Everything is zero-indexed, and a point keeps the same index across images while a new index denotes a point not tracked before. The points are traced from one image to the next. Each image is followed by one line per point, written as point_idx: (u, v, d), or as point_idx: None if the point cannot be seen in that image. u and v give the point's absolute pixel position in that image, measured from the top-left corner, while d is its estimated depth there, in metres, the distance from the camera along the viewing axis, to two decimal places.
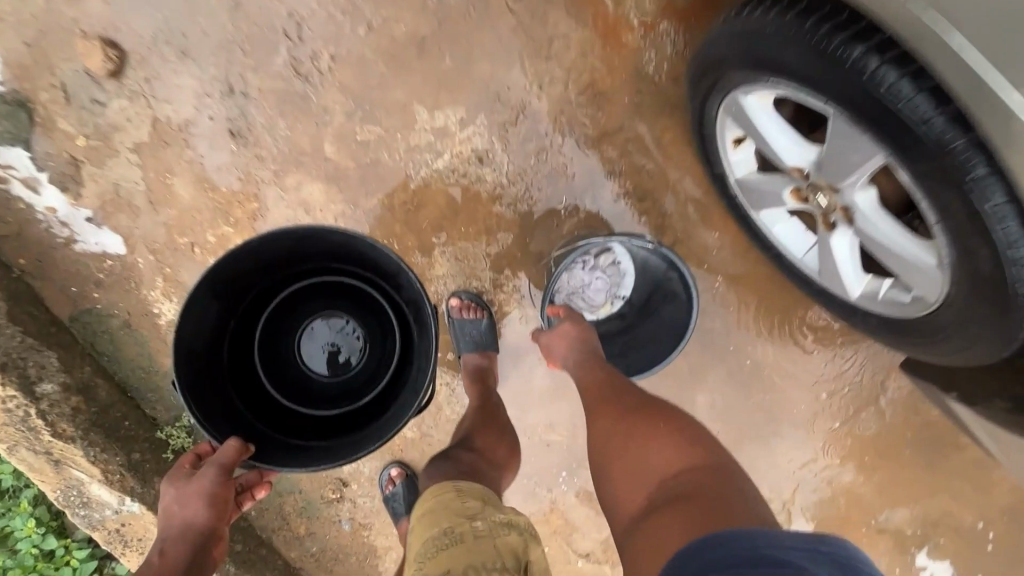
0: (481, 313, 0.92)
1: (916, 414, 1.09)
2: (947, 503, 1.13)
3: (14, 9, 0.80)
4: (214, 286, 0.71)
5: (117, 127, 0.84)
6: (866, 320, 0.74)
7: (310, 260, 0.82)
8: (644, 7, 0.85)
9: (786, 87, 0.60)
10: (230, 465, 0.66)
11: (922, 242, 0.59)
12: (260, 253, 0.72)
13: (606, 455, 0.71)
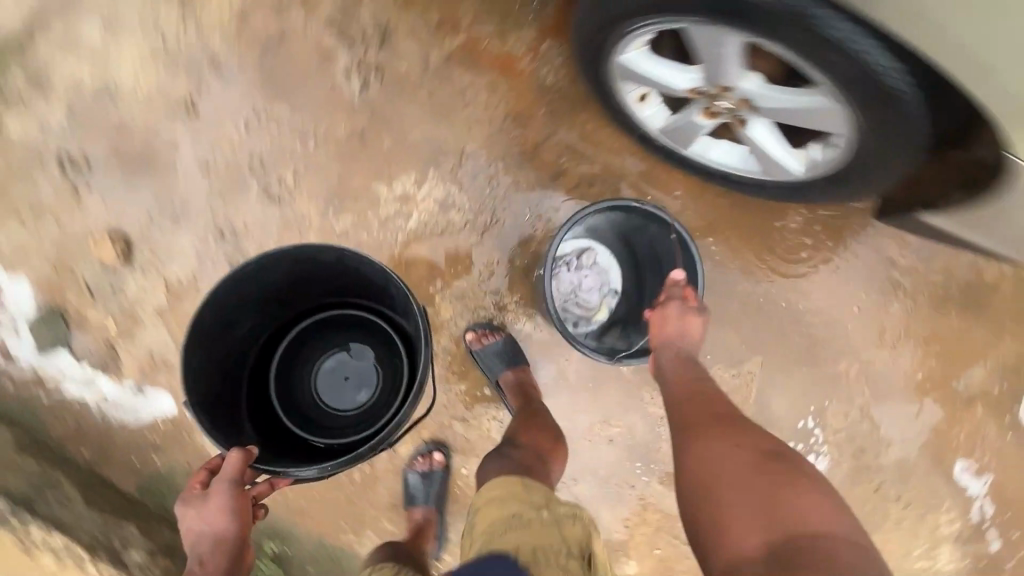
0: (497, 335, 0.98)
1: (939, 269, 1.10)
2: (1013, 346, 1.11)
3: (30, 240, 0.94)
4: (218, 322, 0.74)
5: (138, 301, 0.95)
6: (823, 185, 0.81)
7: (317, 291, 0.86)
8: (526, 36, 0.97)
9: (642, 25, 0.70)
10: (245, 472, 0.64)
11: (813, 91, 0.68)
12: (260, 281, 0.76)
13: (720, 474, 0.65)
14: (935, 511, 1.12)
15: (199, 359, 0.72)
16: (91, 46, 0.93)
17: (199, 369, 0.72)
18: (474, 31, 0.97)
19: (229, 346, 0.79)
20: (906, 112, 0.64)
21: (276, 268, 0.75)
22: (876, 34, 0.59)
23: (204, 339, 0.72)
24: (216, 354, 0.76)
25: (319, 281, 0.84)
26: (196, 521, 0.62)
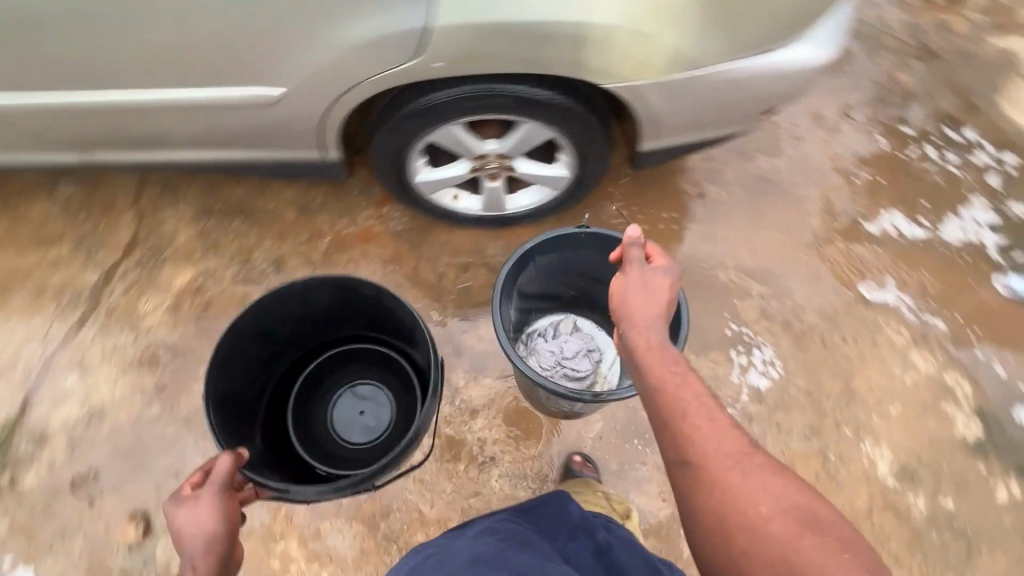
0: (592, 466, 1.16)
1: (732, 180, 1.44)
2: (815, 198, 1.44)
3: (64, 564, 1.07)
4: (265, 323, 1.00)
5: (169, 561, 1.07)
6: (588, 168, 1.14)
7: (352, 325, 1.15)
8: (368, 212, 1.34)
9: (410, 155, 1.08)
10: (230, 479, 0.72)
11: (520, 126, 1.03)
12: (305, 298, 1.02)
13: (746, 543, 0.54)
14: (880, 330, 1.29)
15: (241, 343, 0.97)
16: (73, 391, 1.19)
17: (233, 361, 0.97)
18: (333, 229, 1.33)
19: (263, 350, 1.05)
20: (570, 102, 0.96)
21: (321, 295, 1.02)
22: (510, 80, 0.92)
23: (252, 329, 0.98)
24: (252, 350, 1.02)
25: (361, 315, 1.10)
26: (183, 522, 0.65)
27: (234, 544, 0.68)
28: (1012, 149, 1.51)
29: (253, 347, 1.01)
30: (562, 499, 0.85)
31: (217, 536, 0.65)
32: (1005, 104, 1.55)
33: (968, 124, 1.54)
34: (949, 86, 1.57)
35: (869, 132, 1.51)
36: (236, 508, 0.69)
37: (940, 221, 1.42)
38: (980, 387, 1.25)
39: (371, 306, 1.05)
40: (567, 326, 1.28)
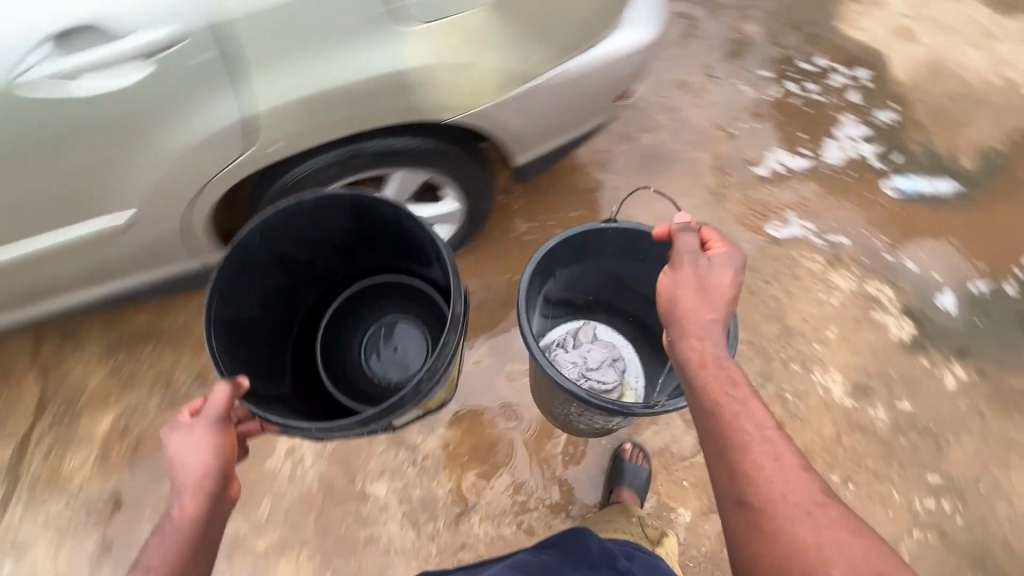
0: (642, 462, 1.15)
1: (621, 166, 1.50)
2: (703, 160, 1.51)
3: None
4: (282, 237, 0.94)
5: None
6: (475, 198, 1.15)
7: (375, 256, 1.11)
8: None
9: None
10: (225, 411, 0.67)
11: (393, 178, 1.03)
12: (317, 224, 0.96)
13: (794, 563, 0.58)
14: (798, 263, 1.34)
15: (252, 264, 0.92)
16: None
17: (241, 282, 0.92)
18: None
19: (276, 282, 1.02)
20: (433, 141, 0.96)
21: (338, 217, 0.95)
22: (366, 138, 0.92)
23: (266, 247, 0.93)
24: (268, 273, 0.98)
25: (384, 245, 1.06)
26: (175, 457, 0.62)
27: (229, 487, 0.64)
28: (862, 65, 1.62)
29: (267, 274, 0.98)
30: (581, 532, 0.91)
31: (209, 477, 0.61)
32: (843, 28, 1.67)
33: (817, 54, 1.64)
34: (790, 26, 1.68)
35: (733, 86, 1.60)
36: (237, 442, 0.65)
37: (820, 147, 1.50)
38: (901, 287, 1.31)
39: (386, 229, 1.00)
40: (580, 334, 1.26)
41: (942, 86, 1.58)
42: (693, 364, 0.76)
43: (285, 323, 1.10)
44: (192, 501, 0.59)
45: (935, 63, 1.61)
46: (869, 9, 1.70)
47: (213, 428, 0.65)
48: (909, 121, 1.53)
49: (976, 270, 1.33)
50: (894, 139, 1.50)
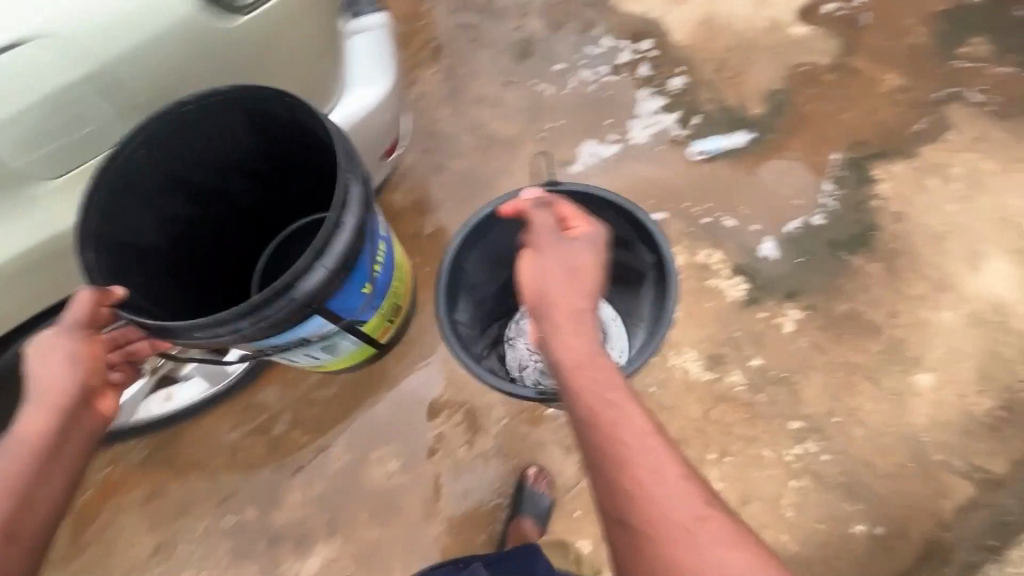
0: (547, 490, 1.16)
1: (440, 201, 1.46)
2: (516, 174, 1.49)
3: None
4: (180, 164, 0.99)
5: None
6: None
7: (291, 190, 1.16)
8: (103, 469, 1.22)
9: None
10: (86, 316, 0.81)
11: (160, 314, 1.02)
12: (213, 146, 1.01)
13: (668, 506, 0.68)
14: None
15: (144, 189, 0.96)
16: None
17: (146, 208, 0.99)
18: (81, 509, 1.21)
19: (189, 211, 1.07)
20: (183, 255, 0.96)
21: (238, 133, 1.00)
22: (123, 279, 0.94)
23: (160, 172, 0.97)
24: (173, 201, 1.03)
25: (304, 175, 1.12)
26: (38, 366, 0.78)
27: (90, 399, 0.81)
28: (643, 36, 1.65)
29: (173, 202, 1.03)
30: (534, 552, 0.94)
31: (59, 397, 0.77)
32: (617, 3, 1.70)
33: (601, 35, 1.65)
34: (569, 13, 1.68)
35: (530, 87, 1.58)
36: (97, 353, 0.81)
37: (625, 129, 1.52)
38: (727, 248, 1.35)
39: (293, 152, 1.05)
40: None
41: (718, 39, 1.64)
42: (568, 364, 0.82)
43: (217, 267, 1.19)
44: (43, 416, 0.76)
45: (707, 17, 1.68)
46: None
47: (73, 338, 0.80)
48: (697, 81, 1.58)
49: (789, 210, 1.39)
50: (688, 103, 1.55)
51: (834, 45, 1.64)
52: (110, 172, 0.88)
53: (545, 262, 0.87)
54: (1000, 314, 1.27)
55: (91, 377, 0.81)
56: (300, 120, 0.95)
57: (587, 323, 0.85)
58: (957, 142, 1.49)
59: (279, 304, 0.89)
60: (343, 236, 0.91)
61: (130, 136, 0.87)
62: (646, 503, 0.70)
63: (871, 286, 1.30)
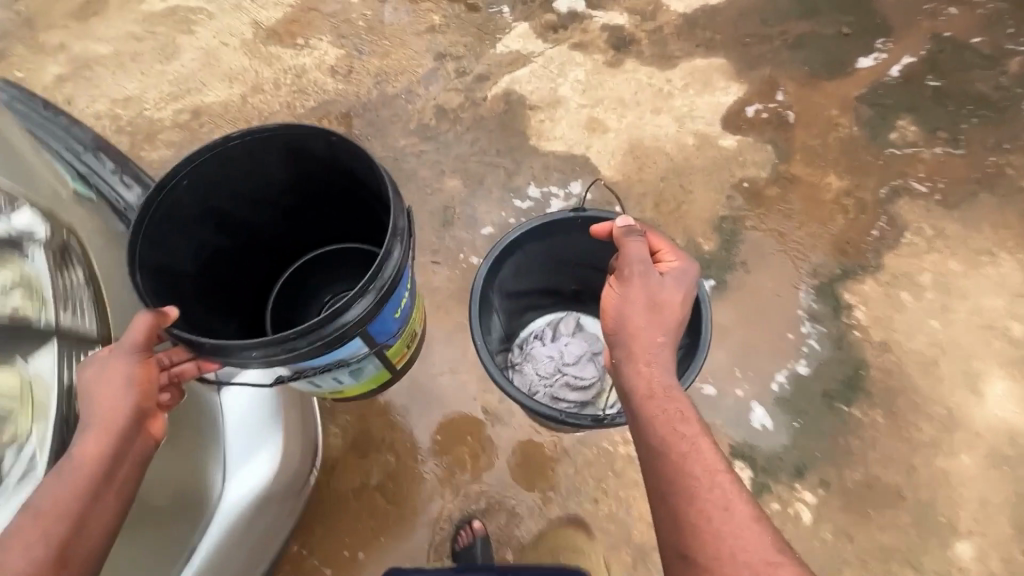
0: None
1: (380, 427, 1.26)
2: (463, 378, 1.31)
3: None
4: (206, 204, 1.14)
5: None
6: None
7: (312, 217, 1.35)
8: None
9: None
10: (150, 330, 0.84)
11: None
12: (250, 182, 1.17)
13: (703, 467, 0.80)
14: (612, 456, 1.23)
15: (182, 216, 1.10)
16: None
17: (178, 233, 1.11)
18: None
19: (216, 240, 1.22)
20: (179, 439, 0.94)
21: (272, 166, 1.17)
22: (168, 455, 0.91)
23: (197, 205, 1.12)
24: (207, 229, 1.18)
25: (320, 205, 1.31)
26: (93, 392, 0.78)
27: (141, 424, 0.81)
28: (570, 178, 1.53)
29: (204, 229, 1.17)
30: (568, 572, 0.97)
31: (113, 420, 0.77)
32: (535, 144, 1.58)
33: (526, 186, 1.52)
34: (486, 165, 1.55)
35: (460, 266, 1.43)
36: (153, 374, 0.83)
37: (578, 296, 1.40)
38: (717, 427, 1.20)
39: (314, 183, 1.24)
40: (558, 328, 1.47)
41: (649, 168, 1.53)
42: (643, 392, 0.89)
43: (237, 299, 1.34)
44: (97, 441, 0.75)
45: (633, 144, 1.57)
46: (551, 114, 1.62)
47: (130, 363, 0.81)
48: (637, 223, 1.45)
49: (769, 364, 1.26)
50: None
51: (767, 152, 1.55)
52: (157, 202, 1.04)
53: (633, 294, 0.94)
54: (1016, 446, 1.17)
55: (143, 402, 0.81)
56: (339, 155, 1.12)
57: (665, 359, 0.91)
58: (916, 243, 1.40)
59: (329, 327, 0.95)
60: (391, 263, 0.97)
61: (176, 170, 1.04)
62: (708, 519, 0.75)
63: (878, 440, 1.17)
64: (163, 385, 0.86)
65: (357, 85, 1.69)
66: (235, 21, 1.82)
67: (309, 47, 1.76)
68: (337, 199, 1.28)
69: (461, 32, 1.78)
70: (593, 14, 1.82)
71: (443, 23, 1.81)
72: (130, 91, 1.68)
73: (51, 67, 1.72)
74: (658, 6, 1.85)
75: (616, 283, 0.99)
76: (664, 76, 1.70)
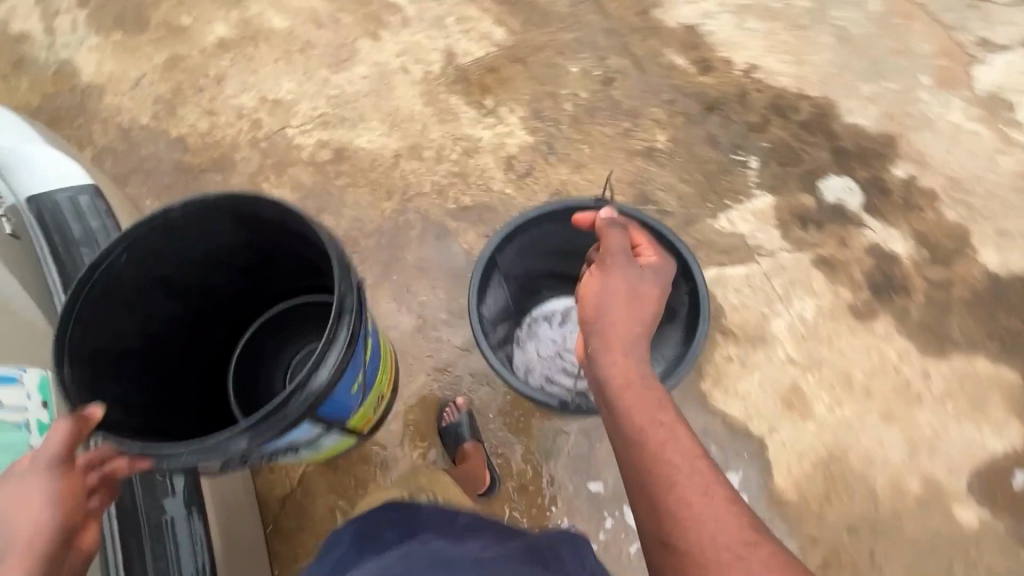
0: None
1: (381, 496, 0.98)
2: None
3: None
4: (153, 275, 0.95)
5: None
6: None
7: (282, 274, 1.13)
8: None
9: None
10: (73, 435, 0.69)
11: None
12: (202, 242, 0.97)
13: (673, 443, 0.73)
14: None
15: (127, 292, 0.93)
16: None
17: (131, 301, 0.94)
18: None
19: (168, 309, 1.03)
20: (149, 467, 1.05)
21: (223, 232, 0.97)
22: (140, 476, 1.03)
23: (143, 275, 0.93)
24: (152, 299, 0.99)
25: (285, 262, 1.09)
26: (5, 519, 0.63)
27: (74, 539, 0.66)
28: (729, 465, 1.13)
29: (156, 299, 1.00)
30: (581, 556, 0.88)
31: (36, 538, 0.63)
32: (706, 390, 1.18)
33: None
34: None
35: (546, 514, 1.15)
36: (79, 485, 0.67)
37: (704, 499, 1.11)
38: None
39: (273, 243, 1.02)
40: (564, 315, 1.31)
41: (840, 502, 1.11)
42: (615, 381, 0.80)
43: (193, 371, 1.14)
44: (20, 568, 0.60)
45: (833, 454, 1.13)
46: (744, 354, 1.19)
47: (44, 480, 0.66)
48: None
49: None
50: None
51: (1012, 558, 1.09)
52: (87, 284, 0.85)
53: (612, 286, 0.87)
54: None
55: (73, 515, 0.67)
56: (290, 223, 0.91)
57: (641, 351, 0.84)
58: None
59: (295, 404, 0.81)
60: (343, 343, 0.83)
61: (110, 244, 0.86)
62: (689, 512, 0.67)
63: None
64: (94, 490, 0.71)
65: (527, 196, 1.34)
66: (428, 41, 1.48)
67: (495, 117, 1.40)
68: (298, 261, 1.07)
69: (682, 175, 1.35)
70: (864, 221, 1.31)
71: (665, 148, 1.37)
72: (283, 94, 1.41)
73: (217, 26, 1.48)
74: (960, 245, 1.30)
75: (596, 270, 0.90)
76: (921, 365, 1.20)
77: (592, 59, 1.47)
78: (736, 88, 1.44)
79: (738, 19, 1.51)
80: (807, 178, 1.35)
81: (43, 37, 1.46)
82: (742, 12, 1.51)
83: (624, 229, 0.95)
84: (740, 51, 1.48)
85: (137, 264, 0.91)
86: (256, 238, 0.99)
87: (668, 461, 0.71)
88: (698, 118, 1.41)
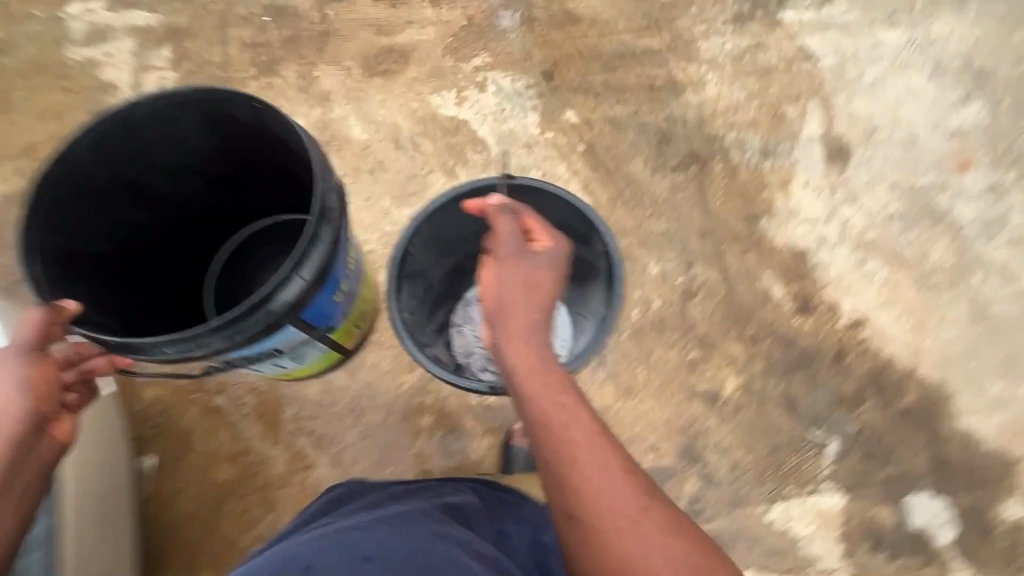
0: None
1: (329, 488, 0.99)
2: None
3: None
4: (118, 177, 1.02)
5: None
6: None
7: (259, 186, 1.19)
8: None
9: None
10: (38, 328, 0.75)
11: None
12: (174, 146, 1.04)
13: (566, 425, 0.73)
14: None
15: (98, 192, 0.99)
16: None
17: (93, 206, 1.00)
18: None
19: (138, 216, 1.09)
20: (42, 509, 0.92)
21: (195, 135, 1.03)
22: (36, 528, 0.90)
23: (110, 175, 1.00)
24: (123, 203, 1.06)
25: (263, 173, 1.15)
26: None
27: (43, 425, 0.76)
28: None
29: (122, 202, 1.06)
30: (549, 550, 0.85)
31: (4, 420, 0.72)
32: None
33: None
34: None
35: None
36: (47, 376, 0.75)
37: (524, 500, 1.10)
38: None
39: (244, 150, 1.08)
40: None
41: None
42: (521, 368, 0.80)
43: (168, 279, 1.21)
44: None
45: None
46: None
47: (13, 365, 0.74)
48: None
49: None
50: None
51: None
52: (54, 174, 0.90)
53: (506, 275, 0.85)
54: None
55: (43, 403, 0.75)
56: (261, 124, 0.98)
57: (542, 335, 0.84)
58: None
59: (262, 313, 0.82)
60: (313, 256, 0.84)
61: (77, 138, 0.92)
62: (587, 496, 0.67)
63: None
64: (67, 383, 0.80)
65: None
66: None
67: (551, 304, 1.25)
68: (269, 169, 1.14)
69: (743, 440, 1.17)
70: (946, 563, 1.11)
71: (732, 399, 1.19)
72: None
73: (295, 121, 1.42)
74: None
75: (491, 262, 0.89)
76: None
77: (677, 260, 1.29)
78: (836, 344, 1.23)
79: (859, 257, 1.30)
80: (891, 485, 1.15)
81: (128, 91, 1.43)
82: (864, 249, 1.31)
83: (515, 213, 0.93)
84: (852, 296, 1.27)
85: (109, 162, 0.98)
86: (227, 143, 1.06)
87: (565, 450, 0.71)
88: (781, 369, 1.21)
